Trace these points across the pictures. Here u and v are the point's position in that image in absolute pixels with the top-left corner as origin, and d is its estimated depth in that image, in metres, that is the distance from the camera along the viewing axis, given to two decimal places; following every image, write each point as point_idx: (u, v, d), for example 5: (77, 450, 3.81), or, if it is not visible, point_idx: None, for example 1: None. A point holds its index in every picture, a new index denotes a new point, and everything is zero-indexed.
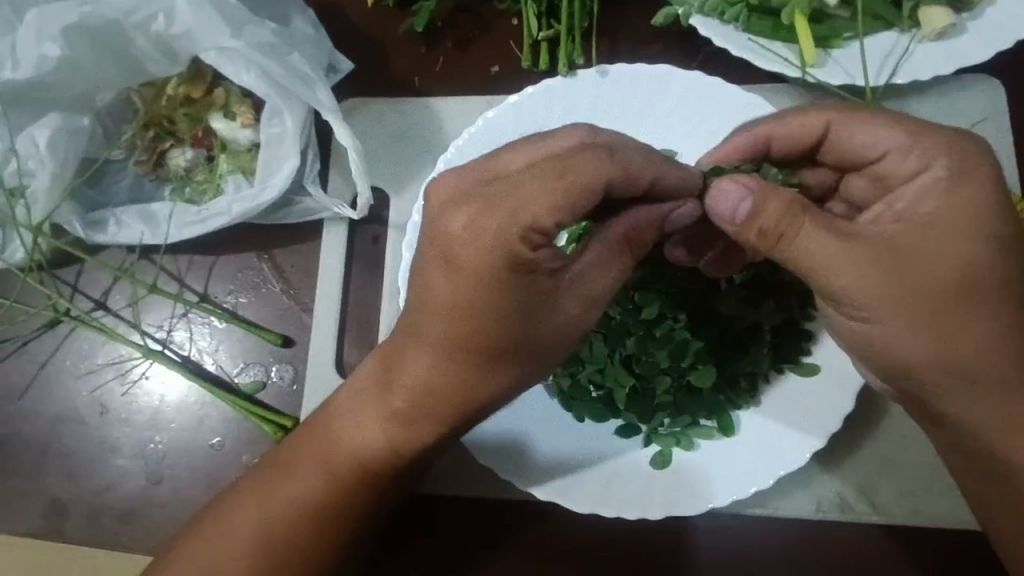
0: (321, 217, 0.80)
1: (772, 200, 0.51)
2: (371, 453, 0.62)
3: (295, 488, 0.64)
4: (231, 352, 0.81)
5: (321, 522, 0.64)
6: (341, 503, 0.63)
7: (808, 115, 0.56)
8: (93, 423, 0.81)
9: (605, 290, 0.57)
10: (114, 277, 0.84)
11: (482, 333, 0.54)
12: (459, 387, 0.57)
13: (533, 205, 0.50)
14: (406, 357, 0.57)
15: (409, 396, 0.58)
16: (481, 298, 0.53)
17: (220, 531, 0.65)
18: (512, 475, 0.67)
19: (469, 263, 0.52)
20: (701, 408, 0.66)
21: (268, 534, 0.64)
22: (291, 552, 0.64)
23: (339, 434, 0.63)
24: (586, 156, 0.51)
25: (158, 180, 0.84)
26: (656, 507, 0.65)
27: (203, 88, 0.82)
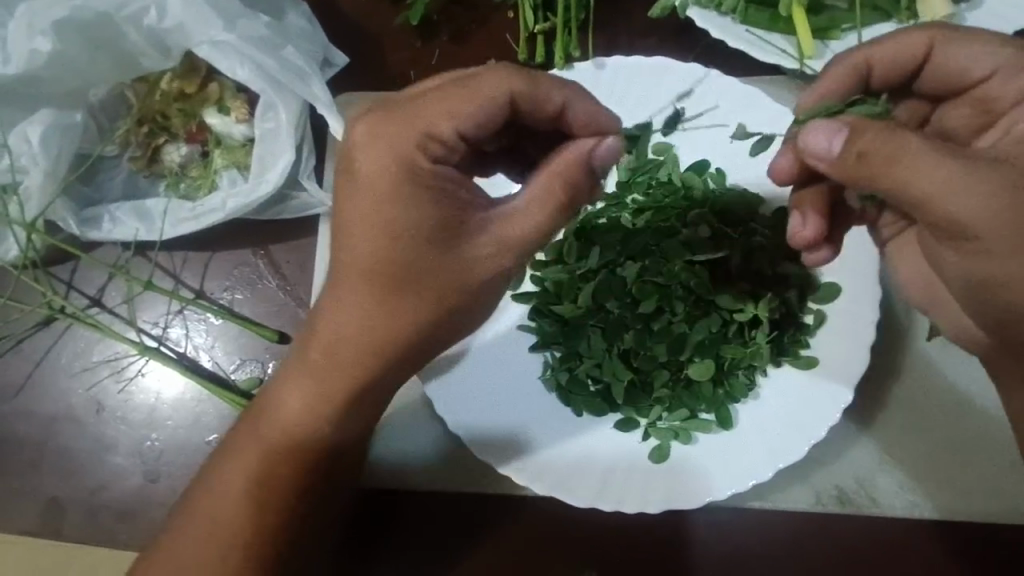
0: (317, 213, 0.80)
1: (868, 128, 0.48)
2: (300, 414, 0.62)
3: (240, 458, 0.63)
4: (228, 349, 0.80)
5: (261, 503, 0.63)
6: (280, 467, 0.63)
7: (914, 34, 0.57)
8: (89, 421, 0.81)
9: (522, 232, 0.55)
10: (109, 274, 0.83)
11: (391, 270, 0.55)
12: (379, 331, 0.58)
13: (430, 114, 0.54)
14: (328, 311, 0.58)
15: (331, 347, 0.59)
16: (378, 224, 0.55)
17: (197, 514, 0.63)
18: (507, 467, 0.66)
19: (367, 187, 0.54)
20: (700, 401, 0.66)
21: (216, 524, 0.63)
22: (236, 539, 0.62)
23: (270, 403, 0.63)
24: (484, 74, 0.54)
25: (152, 176, 0.84)
26: (656, 502, 0.64)
27: (196, 83, 0.81)
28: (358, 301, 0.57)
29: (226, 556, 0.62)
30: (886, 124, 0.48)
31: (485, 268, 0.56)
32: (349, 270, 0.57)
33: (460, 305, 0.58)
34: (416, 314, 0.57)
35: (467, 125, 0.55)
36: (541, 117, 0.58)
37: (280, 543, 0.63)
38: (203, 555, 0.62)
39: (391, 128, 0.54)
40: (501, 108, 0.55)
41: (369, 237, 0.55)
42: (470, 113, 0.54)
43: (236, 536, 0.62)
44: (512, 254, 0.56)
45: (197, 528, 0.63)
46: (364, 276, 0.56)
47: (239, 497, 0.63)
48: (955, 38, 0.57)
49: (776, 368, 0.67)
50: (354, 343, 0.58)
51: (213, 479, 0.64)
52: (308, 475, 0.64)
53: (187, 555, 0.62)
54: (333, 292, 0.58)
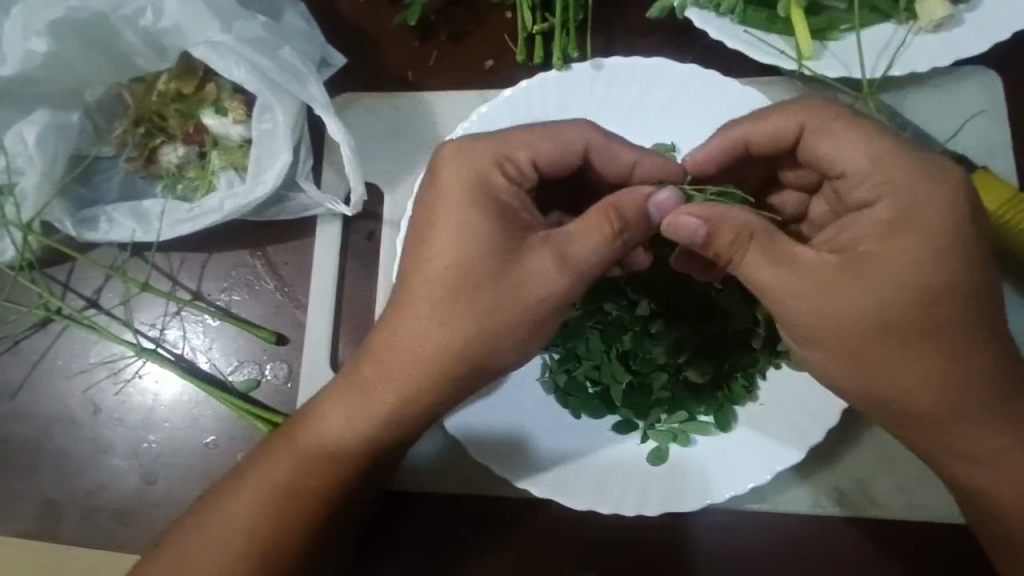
0: (314, 214, 0.80)
1: (722, 231, 0.53)
2: (352, 433, 0.61)
3: (267, 474, 0.63)
4: (224, 349, 0.80)
5: (298, 523, 0.63)
6: (310, 483, 0.63)
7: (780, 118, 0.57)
8: (86, 423, 0.80)
9: (589, 256, 0.55)
10: (106, 275, 0.83)
11: (464, 286, 0.56)
12: (447, 351, 0.57)
13: (517, 140, 0.59)
14: (395, 331, 0.58)
15: (396, 364, 0.59)
16: (459, 234, 0.56)
17: (207, 518, 0.63)
18: (506, 471, 0.66)
19: (450, 199, 0.57)
20: (699, 404, 0.66)
21: (236, 541, 0.62)
22: (263, 554, 0.62)
23: (318, 428, 0.62)
24: (572, 124, 0.61)
25: (149, 177, 0.84)
26: (655, 504, 0.64)
27: (193, 84, 0.81)
28: (427, 310, 0.57)
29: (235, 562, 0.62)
30: (751, 226, 0.53)
31: (547, 288, 0.56)
32: (425, 287, 0.57)
33: (517, 325, 0.57)
34: (481, 326, 0.57)
35: (543, 159, 0.60)
36: (611, 173, 0.64)
37: (296, 553, 0.63)
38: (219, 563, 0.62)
39: (475, 148, 0.58)
40: (578, 150, 0.61)
41: (446, 247, 0.56)
42: (547, 148, 0.60)
43: (262, 552, 0.62)
44: (571, 277, 0.56)
45: (202, 531, 0.63)
46: (433, 288, 0.57)
47: (264, 514, 0.63)
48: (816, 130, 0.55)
49: (776, 370, 0.67)
50: (414, 358, 0.58)
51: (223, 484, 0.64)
52: (336, 492, 0.63)
53: (198, 559, 0.62)
54: (401, 308, 0.58)
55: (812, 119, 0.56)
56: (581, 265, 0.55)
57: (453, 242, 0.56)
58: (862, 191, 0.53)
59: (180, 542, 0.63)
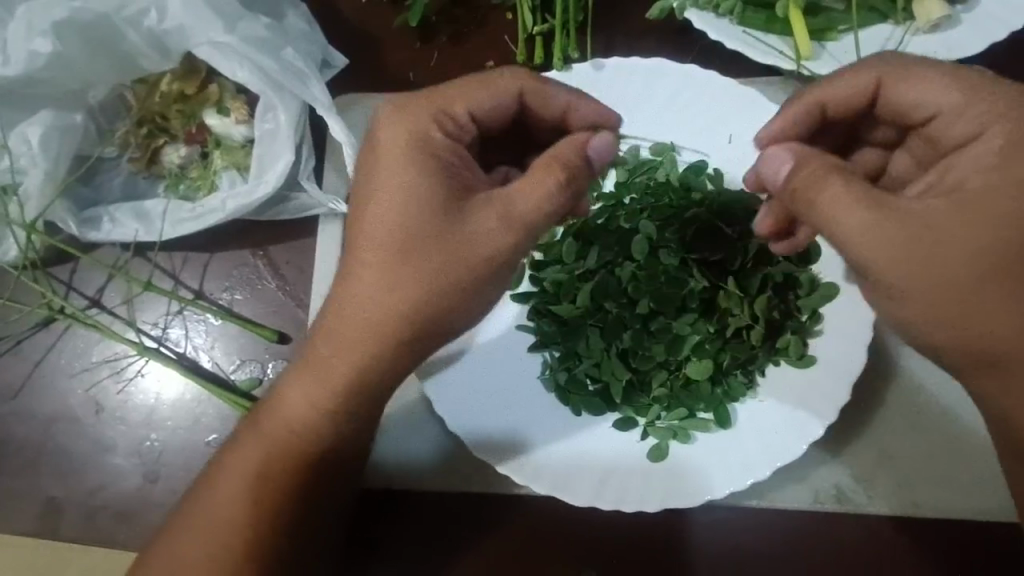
0: (316, 214, 0.80)
1: (807, 167, 0.52)
2: (308, 405, 0.62)
3: (244, 454, 0.64)
4: (225, 348, 0.81)
5: (280, 508, 0.63)
6: (280, 458, 0.63)
7: (858, 74, 0.58)
8: (88, 422, 0.81)
9: (531, 210, 0.56)
10: (109, 275, 0.83)
11: (406, 248, 0.57)
12: (397, 314, 0.58)
13: (453, 98, 0.60)
14: (343, 300, 0.59)
15: (344, 330, 0.59)
16: (399, 194, 0.57)
17: (206, 513, 0.63)
18: (508, 468, 0.66)
19: (386, 162, 0.58)
20: (698, 401, 0.66)
21: (227, 538, 0.62)
22: (249, 548, 0.62)
23: (278, 404, 0.63)
24: (506, 75, 0.62)
25: (151, 177, 0.84)
26: (653, 500, 0.65)
27: (196, 84, 0.81)
28: (371, 273, 0.58)
29: (234, 560, 0.62)
30: (830, 164, 0.52)
31: (489, 241, 0.57)
32: (368, 248, 0.58)
33: (464, 281, 0.58)
34: (427, 282, 0.57)
35: (479, 110, 0.62)
36: (547, 117, 0.64)
37: (284, 548, 0.63)
38: (215, 560, 0.62)
39: (411, 111, 0.59)
40: (513, 98, 0.62)
41: (384, 205, 0.57)
42: (483, 101, 0.61)
43: (246, 536, 0.62)
44: (517, 231, 0.56)
45: (197, 529, 0.63)
46: (373, 247, 0.58)
47: (242, 494, 0.63)
48: (886, 78, 0.58)
49: (775, 367, 0.67)
50: (359, 320, 0.59)
51: (216, 474, 0.64)
52: (311, 470, 0.64)
53: (193, 556, 0.62)
54: (349, 274, 0.59)
55: (886, 75, 0.58)
56: (522, 216, 0.56)
57: (391, 202, 0.57)
58: (962, 126, 0.55)
59: (178, 540, 0.63)
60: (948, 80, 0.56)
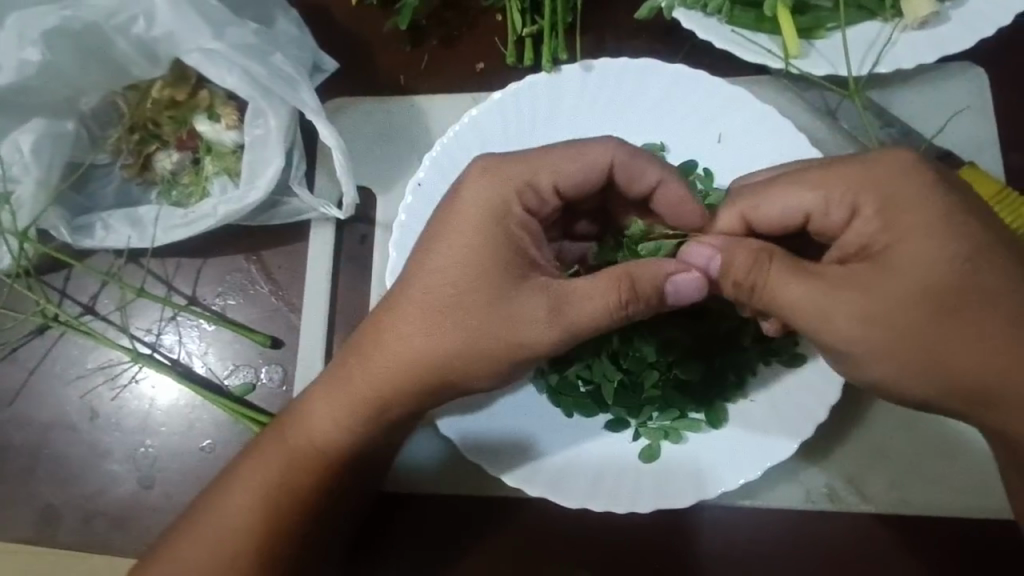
0: (308, 218, 0.80)
1: (739, 254, 0.55)
2: (337, 437, 0.63)
3: (262, 470, 0.65)
4: (216, 353, 0.81)
5: (284, 526, 0.65)
6: (299, 480, 0.64)
7: (724, 211, 0.60)
8: (83, 429, 0.81)
9: (590, 320, 0.56)
10: (102, 282, 0.83)
11: (457, 311, 0.58)
12: (432, 370, 0.60)
13: (549, 169, 0.60)
14: (385, 338, 0.60)
15: (382, 373, 0.61)
16: (467, 254, 0.58)
17: (211, 518, 0.64)
18: (500, 471, 0.67)
19: (465, 219, 0.59)
20: (689, 400, 0.66)
21: (222, 549, 0.64)
22: (247, 558, 0.64)
23: (306, 429, 0.64)
24: (598, 146, 0.60)
25: (144, 183, 0.85)
26: (645, 500, 0.65)
27: (186, 91, 0.82)
28: (416, 326, 0.59)
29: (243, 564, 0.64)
30: (760, 249, 0.54)
31: (531, 329, 0.57)
32: (421, 296, 0.59)
33: (501, 361, 0.59)
34: (466, 351, 0.58)
35: (566, 182, 0.61)
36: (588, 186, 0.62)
37: (281, 562, 0.65)
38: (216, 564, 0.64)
39: (499, 176, 0.59)
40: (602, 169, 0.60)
41: (452, 262, 0.58)
42: (571, 169, 0.60)
43: (254, 551, 0.64)
44: (562, 330, 0.57)
45: (200, 534, 0.64)
46: (430, 301, 0.59)
47: (256, 512, 0.64)
48: (744, 211, 0.59)
49: (766, 366, 0.67)
50: (399, 365, 0.60)
51: (227, 480, 0.66)
52: (322, 498, 0.65)
53: (195, 561, 0.64)
54: (396, 309, 0.60)
55: (743, 203, 0.59)
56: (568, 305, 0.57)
57: (454, 256, 0.58)
58: (835, 216, 0.55)
59: (180, 544, 0.64)
60: (796, 186, 0.57)
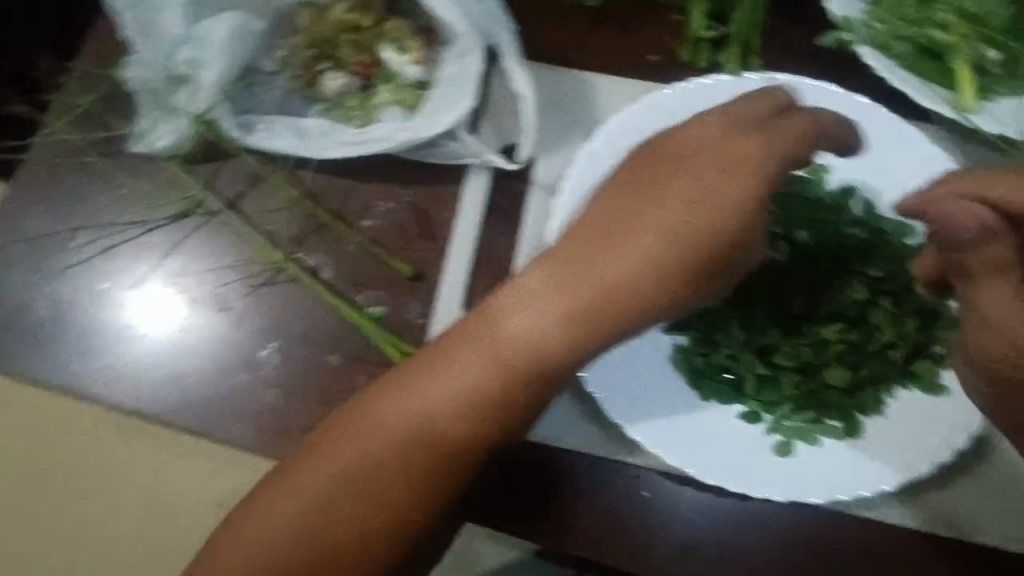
0: (466, 163, 0.81)
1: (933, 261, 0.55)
2: (544, 351, 0.63)
3: (459, 378, 0.63)
4: (350, 273, 0.82)
5: (474, 442, 0.62)
6: (497, 394, 0.62)
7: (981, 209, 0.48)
8: (212, 319, 0.82)
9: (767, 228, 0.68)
10: (252, 182, 0.84)
11: (693, 238, 0.64)
12: (660, 293, 0.64)
13: (751, 110, 0.66)
14: (612, 259, 0.63)
15: (598, 290, 0.63)
16: (689, 209, 0.64)
17: (400, 433, 0.62)
18: (639, 435, 0.69)
19: (697, 160, 0.65)
20: (828, 407, 0.70)
21: (405, 454, 0.62)
22: (432, 473, 0.62)
23: (506, 336, 0.63)
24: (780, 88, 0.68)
25: (308, 99, 0.86)
26: (781, 492, 0.67)
27: (372, 19, 0.84)
28: (645, 246, 0.64)
29: (434, 487, 0.62)
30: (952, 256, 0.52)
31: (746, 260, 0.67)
32: (649, 219, 0.64)
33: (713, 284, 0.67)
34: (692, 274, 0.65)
35: (752, 115, 0.66)
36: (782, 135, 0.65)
37: (459, 478, 0.63)
38: (392, 474, 0.62)
39: (735, 122, 0.66)
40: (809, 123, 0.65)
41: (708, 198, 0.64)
42: (762, 110, 0.66)
43: (448, 458, 0.62)
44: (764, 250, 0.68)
45: (383, 440, 0.62)
46: (662, 232, 0.64)
47: (458, 406, 0.63)
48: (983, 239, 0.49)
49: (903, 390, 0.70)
50: (639, 283, 0.63)
51: (412, 396, 0.63)
52: (506, 417, 0.63)
53: (374, 465, 0.62)
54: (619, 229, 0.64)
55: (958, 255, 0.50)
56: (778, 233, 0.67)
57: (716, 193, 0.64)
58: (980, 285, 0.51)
59: (353, 445, 0.63)
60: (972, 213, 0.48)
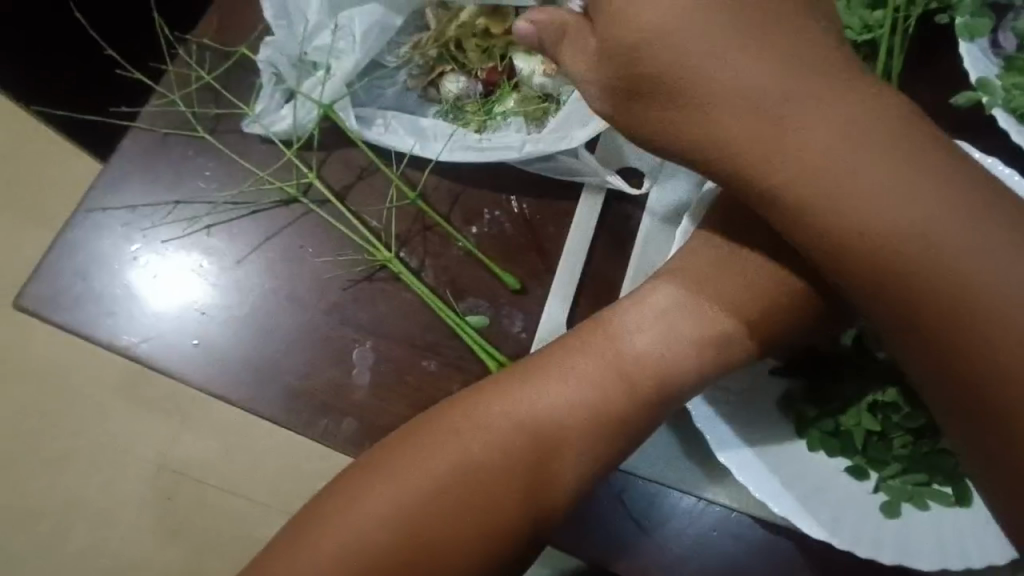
0: (582, 182, 0.80)
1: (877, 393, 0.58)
2: (662, 361, 0.62)
3: (578, 378, 0.61)
4: (452, 277, 0.79)
5: (582, 452, 0.60)
6: (611, 401, 0.60)
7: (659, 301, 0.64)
8: (304, 309, 0.78)
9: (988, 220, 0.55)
10: (362, 175, 0.82)
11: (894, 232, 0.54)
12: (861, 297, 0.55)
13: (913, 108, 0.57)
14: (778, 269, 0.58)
15: (728, 307, 0.62)
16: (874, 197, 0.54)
17: (513, 429, 0.60)
18: (738, 471, 0.64)
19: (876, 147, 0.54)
20: (939, 470, 0.66)
21: (513, 452, 0.59)
22: (537, 479, 0.59)
23: (623, 344, 0.62)
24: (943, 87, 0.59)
25: (424, 98, 0.86)
26: (889, 552, 0.62)
27: (503, 26, 0.84)
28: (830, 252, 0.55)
29: (535, 493, 0.59)
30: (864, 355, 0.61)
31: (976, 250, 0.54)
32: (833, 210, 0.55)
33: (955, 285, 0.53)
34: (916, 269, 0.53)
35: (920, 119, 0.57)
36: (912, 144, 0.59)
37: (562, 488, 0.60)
38: (500, 472, 0.58)
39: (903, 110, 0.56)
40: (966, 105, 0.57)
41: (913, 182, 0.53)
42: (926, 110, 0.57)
43: (553, 466, 0.59)
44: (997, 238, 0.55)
45: (491, 436, 0.60)
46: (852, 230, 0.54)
47: (576, 417, 0.60)
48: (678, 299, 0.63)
49: None
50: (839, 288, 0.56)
51: (527, 392, 0.61)
52: (617, 427, 0.61)
53: (480, 462, 0.59)
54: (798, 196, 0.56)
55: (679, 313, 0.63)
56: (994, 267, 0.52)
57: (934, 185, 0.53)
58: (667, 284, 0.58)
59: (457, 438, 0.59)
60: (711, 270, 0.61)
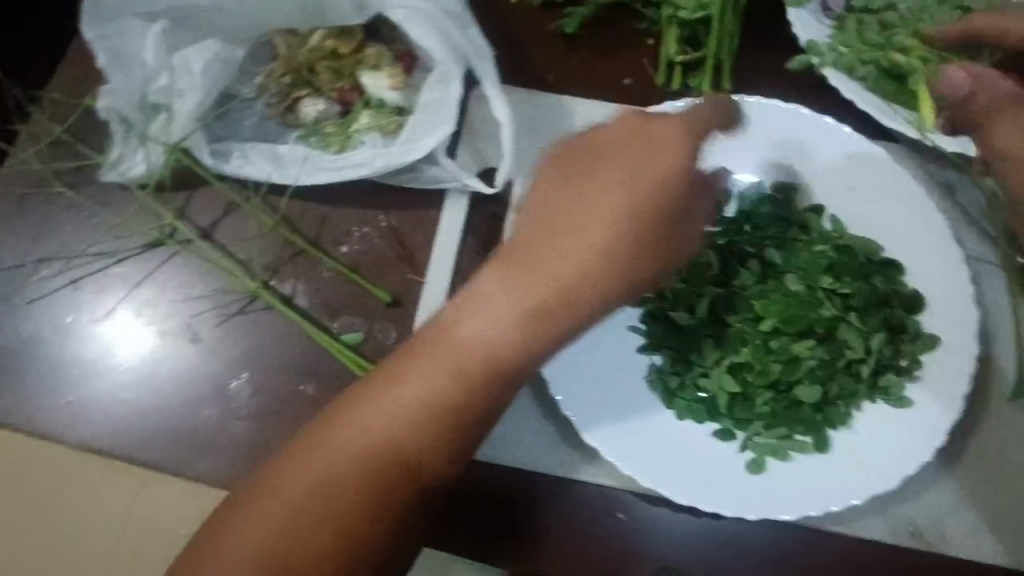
0: (444, 188, 0.81)
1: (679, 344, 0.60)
2: (504, 343, 0.58)
3: (427, 375, 0.58)
4: (325, 299, 0.80)
5: (436, 446, 0.58)
6: (458, 392, 0.58)
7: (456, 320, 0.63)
8: (181, 349, 0.79)
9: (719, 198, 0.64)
10: (227, 209, 0.82)
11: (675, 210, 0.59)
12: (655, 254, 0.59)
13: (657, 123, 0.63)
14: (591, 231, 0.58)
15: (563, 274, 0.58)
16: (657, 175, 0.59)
17: (365, 434, 0.58)
18: (604, 451, 0.68)
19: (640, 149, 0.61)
20: (799, 423, 0.68)
21: (366, 458, 0.57)
22: (388, 483, 0.57)
23: (468, 330, 0.59)
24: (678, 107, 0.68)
25: (283, 125, 0.85)
26: (753, 508, 0.66)
27: (352, 46, 0.85)
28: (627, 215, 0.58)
29: (392, 497, 0.57)
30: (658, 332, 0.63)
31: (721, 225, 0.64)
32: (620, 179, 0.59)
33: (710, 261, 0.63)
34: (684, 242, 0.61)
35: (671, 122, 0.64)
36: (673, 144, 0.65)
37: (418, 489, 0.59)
38: (352, 480, 0.57)
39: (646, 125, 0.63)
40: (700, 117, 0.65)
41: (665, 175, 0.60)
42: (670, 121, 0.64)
43: (407, 468, 0.58)
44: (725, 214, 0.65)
45: (344, 443, 0.58)
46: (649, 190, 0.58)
47: (420, 413, 0.58)
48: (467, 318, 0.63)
49: (871, 404, 0.69)
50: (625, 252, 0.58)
51: (377, 393, 0.59)
52: (468, 418, 0.59)
53: (330, 472, 0.57)
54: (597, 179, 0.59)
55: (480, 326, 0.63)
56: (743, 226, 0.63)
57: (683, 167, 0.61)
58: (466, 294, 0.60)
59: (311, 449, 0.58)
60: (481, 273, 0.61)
